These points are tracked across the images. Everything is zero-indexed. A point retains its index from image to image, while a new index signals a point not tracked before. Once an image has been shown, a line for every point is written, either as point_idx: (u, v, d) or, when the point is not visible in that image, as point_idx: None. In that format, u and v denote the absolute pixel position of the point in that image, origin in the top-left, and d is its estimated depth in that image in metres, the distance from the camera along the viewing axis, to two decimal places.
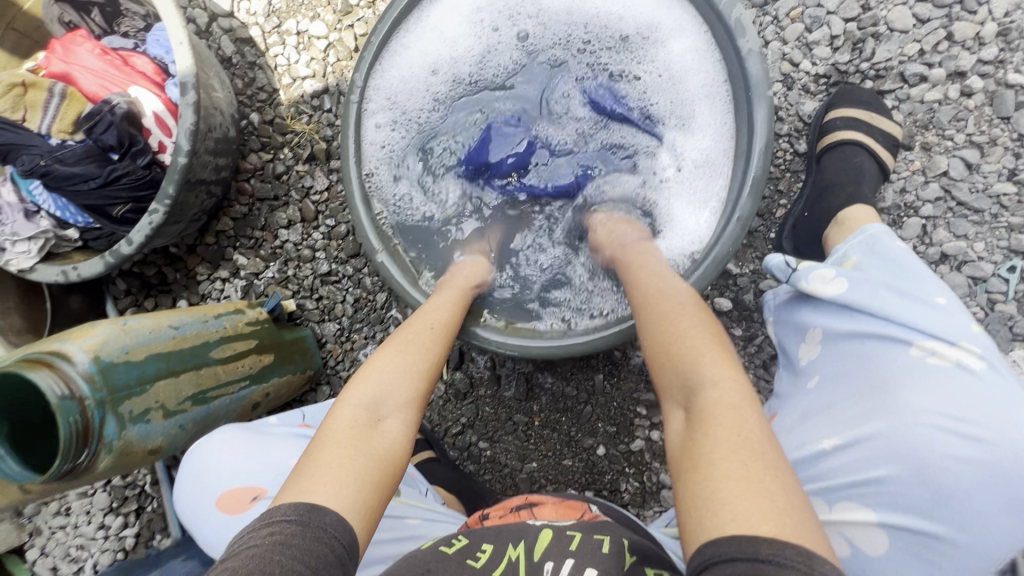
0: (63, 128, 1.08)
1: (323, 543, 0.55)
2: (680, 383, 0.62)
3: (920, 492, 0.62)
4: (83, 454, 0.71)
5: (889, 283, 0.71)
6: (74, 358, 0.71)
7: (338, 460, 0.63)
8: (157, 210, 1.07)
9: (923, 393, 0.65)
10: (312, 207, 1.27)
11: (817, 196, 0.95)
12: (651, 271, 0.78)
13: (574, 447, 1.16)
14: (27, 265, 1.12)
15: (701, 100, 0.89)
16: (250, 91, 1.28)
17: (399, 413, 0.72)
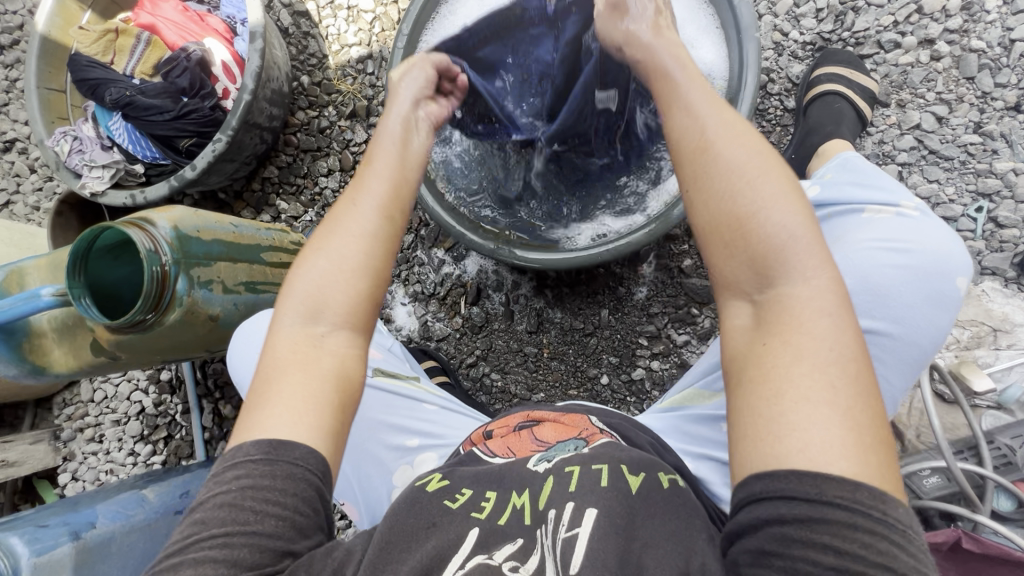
0: (144, 70, 1.26)
1: (297, 481, 0.57)
2: (753, 275, 0.56)
3: (866, 299, 0.74)
4: (159, 304, 0.82)
5: (854, 181, 0.82)
6: (158, 223, 0.84)
7: (299, 390, 0.61)
8: (220, 140, 1.21)
9: (867, 227, 0.77)
10: (351, 157, 1.42)
11: (803, 138, 1.07)
12: (724, 121, 0.62)
13: (579, 377, 1.25)
14: (100, 189, 1.27)
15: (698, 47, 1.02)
16: (303, 56, 1.45)
17: (340, 321, 0.66)
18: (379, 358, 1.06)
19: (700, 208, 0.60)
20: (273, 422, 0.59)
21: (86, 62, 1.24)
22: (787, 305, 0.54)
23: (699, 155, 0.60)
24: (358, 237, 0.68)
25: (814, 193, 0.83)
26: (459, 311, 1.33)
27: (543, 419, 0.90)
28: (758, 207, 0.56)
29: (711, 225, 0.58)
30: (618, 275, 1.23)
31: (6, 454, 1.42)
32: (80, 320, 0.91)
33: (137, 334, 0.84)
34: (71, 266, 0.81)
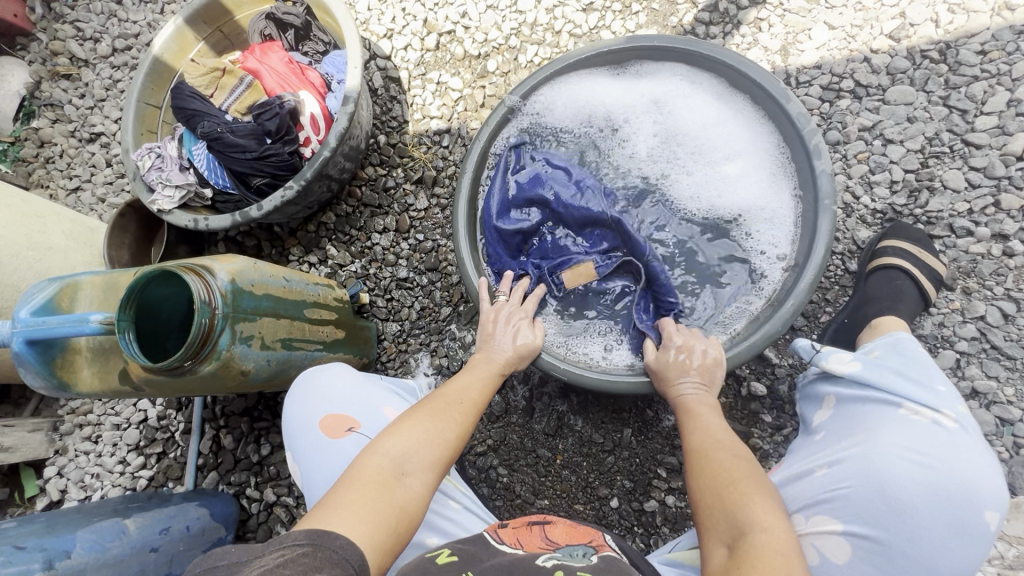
0: (239, 109, 1.34)
1: (336, 564, 0.58)
2: (725, 520, 0.72)
3: (881, 508, 0.73)
4: (197, 355, 0.82)
5: (899, 369, 0.80)
6: (217, 274, 0.86)
7: (368, 502, 0.70)
8: (291, 188, 1.26)
9: (895, 431, 0.76)
10: (408, 220, 1.45)
11: (857, 305, 1.06)
12: (721, 431, 0.86)
13: (588, 493, 1.20)
14: (167, 207, 1.32)
15: (771, 216, 1.06)
16: (385, 117, 1.51)
17: (423, 472, 0.79)
18: None
19: (694, 479, 0.80)
20: (339, 522, 0.66)
21: (188, 92, 1.32)
22: (755, 549, 0.66)
23: (701, 449, 0.83)
24: (448, 422, 0.87)
25: (854, 370, 0.83)
26: None
27: (558, 520, 0.91)
28: (732, 484, 0.75)
29: (706, 493, 0.76)
30: (648, 397, 1.20)
31: (3, 439, 1.41)
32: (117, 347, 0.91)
33: (169, 377, 0.84)
34: (125, 301, 0.83)
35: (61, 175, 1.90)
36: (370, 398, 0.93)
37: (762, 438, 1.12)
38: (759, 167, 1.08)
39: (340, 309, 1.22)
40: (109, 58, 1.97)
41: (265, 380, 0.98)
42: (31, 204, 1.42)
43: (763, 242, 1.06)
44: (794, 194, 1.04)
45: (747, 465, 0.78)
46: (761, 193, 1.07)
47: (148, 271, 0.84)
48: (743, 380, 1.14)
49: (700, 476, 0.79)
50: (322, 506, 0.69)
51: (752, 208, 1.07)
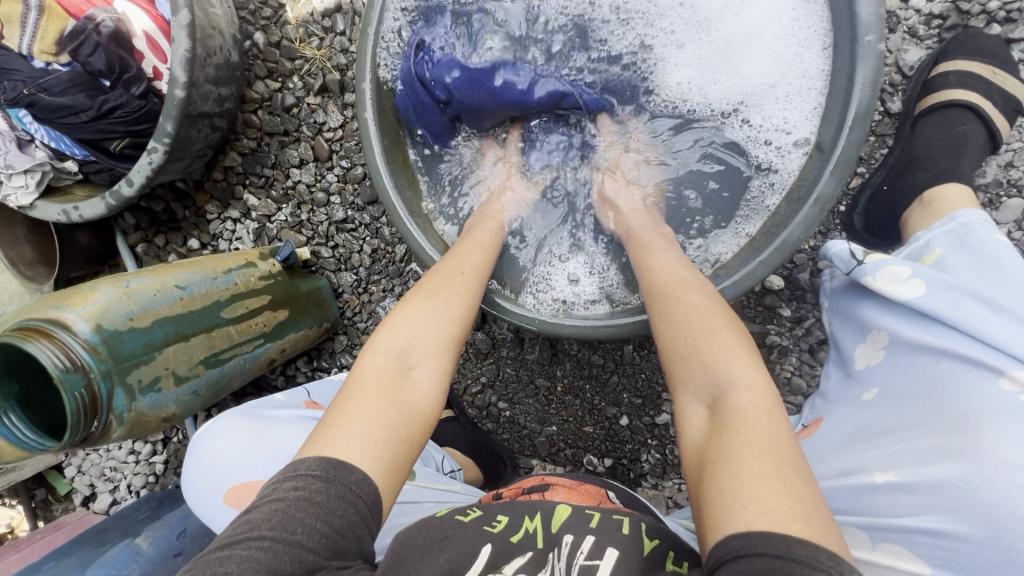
0: (45, 48, 0.96)
1: (348, 504, 0.53)
2: (705, 374, 0.60)
3: (995, 560, 0.51)
4: (93, 429, 0.68)
5: (979, 292, 0.62)
6: (74, 328, 0.66)
7: (369, 407, 0.61)
8: (156, 149, 0.97)
9: (1013, 441, 0.54)
10: (325, 145, 1.16)
11: (901, 168, 0.81)
12: (686, 274, 0.72)
13: (596, 415, 1.13)
14: (27, 201, 1.05)
15: (782, 91, 0.80)
16: (253, 6, 1.13)
17: (432, 358, 0.69)
18: None
19: (663, 329, 0.68)
20: (340, 442, 0.57)
21: None
22: (737, 409, 0.55)
23: (666, 292, 0.70)
24: (449, 305, 0.73)
25: (917, 294, 0.63)
26: None
27: (557, 484, 0.88)
28: (705, 337, 0.62)
29: (676, 343, 0.65)
30: None
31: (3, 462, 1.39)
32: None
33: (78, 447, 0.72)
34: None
35: None
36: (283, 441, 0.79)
37: (781, 334, 0.98)
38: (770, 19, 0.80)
39: (272, 284, 1.00)
40: None
41: (203, 404, 0.85)
42: None
43: (768, 130, 0.82)
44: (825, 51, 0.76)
45: (717, 308, 0.66)
46: (768, 60, 0.81)
47: None
48: None
49: (669, 330, 0.67)
50: (324, 420, 0.61)
51: (756, 83, 0.82)
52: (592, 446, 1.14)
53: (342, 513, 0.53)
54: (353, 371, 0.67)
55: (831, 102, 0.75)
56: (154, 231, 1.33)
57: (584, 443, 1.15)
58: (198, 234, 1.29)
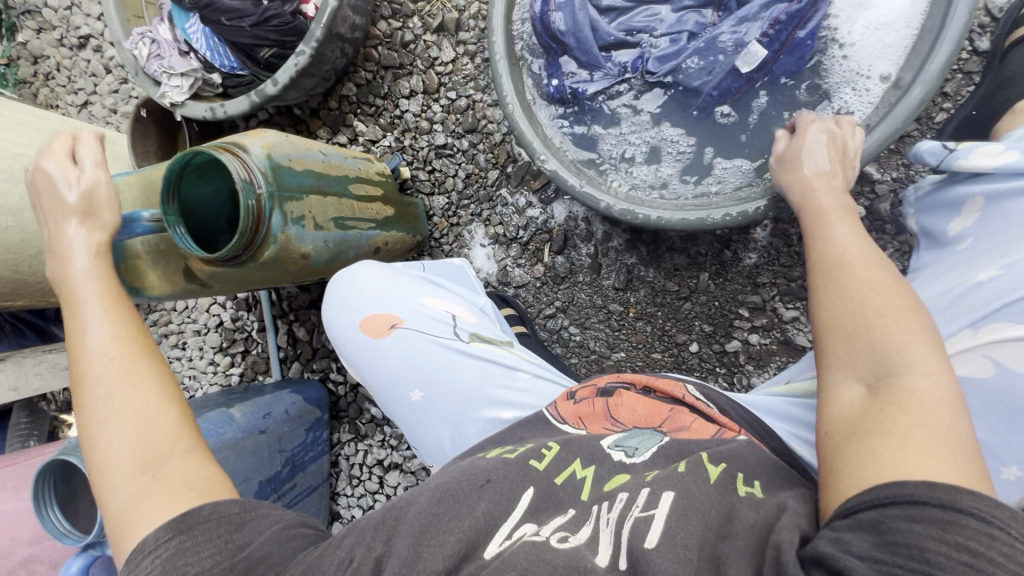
0: None
1: (212, 543, 0.51)
2: (875, 358, 0.56)
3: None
4: (255, 239, 0.78)
5: None
6: (251, 150, 0.79)
7: (138, 499, 0.54)
8: (303, 52, 1.10)
9: None
10: (436, 78, 1.29)
11: (992, 92, 0.87)
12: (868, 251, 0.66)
13: (666, 341, 1.18)
14: (179, 99, 1.21)
15: (879, 40, 0.86)
16: None
17: (134, 419, 0.59)
18: (474, 323, 0.89)
19: (828, 300, 0.63)
20: (110, 485, 0.56)
21: None
22: (909, 391, 0.52)
23: (838, 266, 0.64)
24: (132, 368, 0.63)
25: (1012, 161, 0.70)
26: (541, 260, 1.25)
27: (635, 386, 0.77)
28: (878, 312, 0.58)
29: (844, 317, 0.60)
30: (725, 237, 1.12)
31: None
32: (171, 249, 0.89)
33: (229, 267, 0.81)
34: (165, 195, 0.78)
35: (66, 91, 1.80)
36: (407, 292, 0.88)
37: None
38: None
39: (384, 183, 1.14)
40: None
41: (327, 263, 0.95)
42: (45, 121, 1.33)
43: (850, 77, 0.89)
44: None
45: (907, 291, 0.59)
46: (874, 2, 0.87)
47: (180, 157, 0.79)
48: None
49: (829, 293, 0.63)
50: (88, 464, 0.58)
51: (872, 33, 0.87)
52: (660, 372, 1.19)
53: (208, 536, 0.51)
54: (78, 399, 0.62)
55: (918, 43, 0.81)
56: None
57: (652, 369, 1.19)
58: None
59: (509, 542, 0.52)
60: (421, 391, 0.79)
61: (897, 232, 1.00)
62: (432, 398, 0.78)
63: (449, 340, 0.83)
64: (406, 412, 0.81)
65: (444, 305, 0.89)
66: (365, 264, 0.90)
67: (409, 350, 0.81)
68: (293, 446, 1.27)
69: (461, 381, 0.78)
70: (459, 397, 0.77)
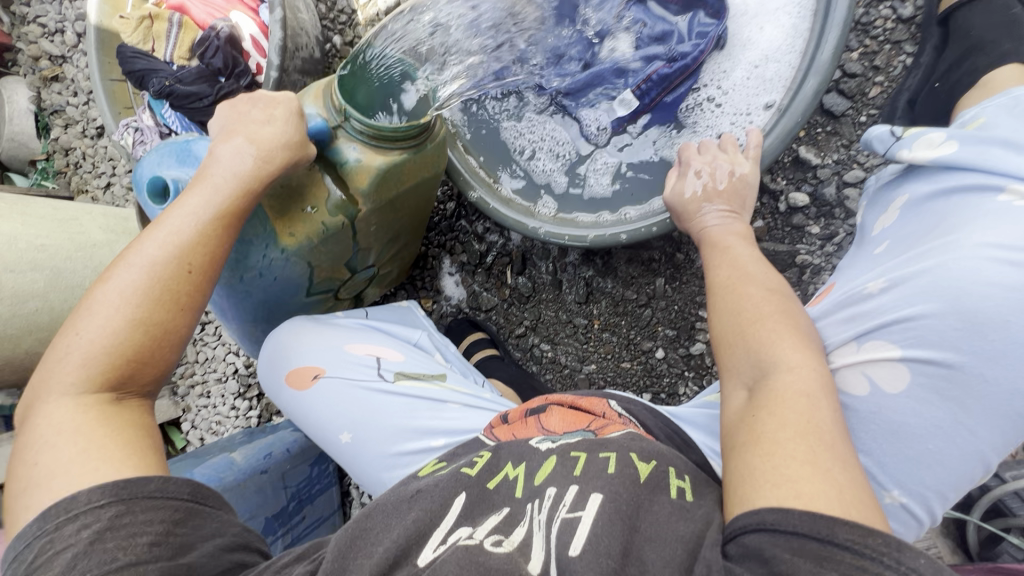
0: (182, 55, 1.25)
1: (159, 508, 0.54)
2: (750, 363, 0.61)
3: (956, 325, 0.58)
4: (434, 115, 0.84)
5: (1008, 141, 0.63)
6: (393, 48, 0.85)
7: (88, 439, 0.57)
8: None
9: (987, 225, 0.60)
10: None
11: (956, 64, 0.80)
12: (757, 260, 0.72)
13: (632, 349, 1.18)
14: None
15: (770, 43, 0.90)
16: (332, 14, 1.37)
17: (147, 340, 0.63)
18: (401, 361, 0.95)
19: (717, 316, 0.69)
20: (66, 384, 0.60)
21: (129, 52, 1.22)
22: (777, 392, 0.57)
23: (729, 285, 0.69)
24: (167, 293, 0.65)
25: (948, 152, 0.66)
26: (505, 282, 1.29)
27: (558, 404, 0.80)
28: (754, 318, 0.64)
29: (726, 331, 0.66)
30: (676, 240, 1.12)
31: None
32: (315, 177, 0.80)
33: (408, 154, 0.82)
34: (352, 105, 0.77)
35: (91, 176, 2.01)
36: (331, 341, 0.94)
37: (811, 253, 0.98)
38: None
39: None
40: (79, 46, 2.00)
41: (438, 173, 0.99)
42: (64, 211, 1.50)
43: (753, 77, 0.92)
44: (805, 17, 0.87)
45: (783, 303, 0.65)
46: (762, 22, 0.91)
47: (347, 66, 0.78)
48: (780, 194, 0.98)
49: (719, 312, 0.69)
50: (78, 318, 0.63)
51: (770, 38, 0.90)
52: (631, 382, 1.19)
53: (150, 518, 0.53)
54: (114, 267, 0.66)
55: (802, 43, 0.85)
56: None
57: (623, 379, 1.20)
58: None
59: (443, 547, 0.55)
60: (351, 433, 0.87)
61: (847, 215, 0.96)
62: (360, 440, 0.86)
63: (373, 383, 0.89)
64: (341, 452, 0.89)
65: (367, 350, 0.95)
66: (289, 324, 0.96)
67: (335, 397, 0.89)
68: (298, 481, 1.36)
69: (387, 417, 0.86)
70: (386, 432, 0.85)
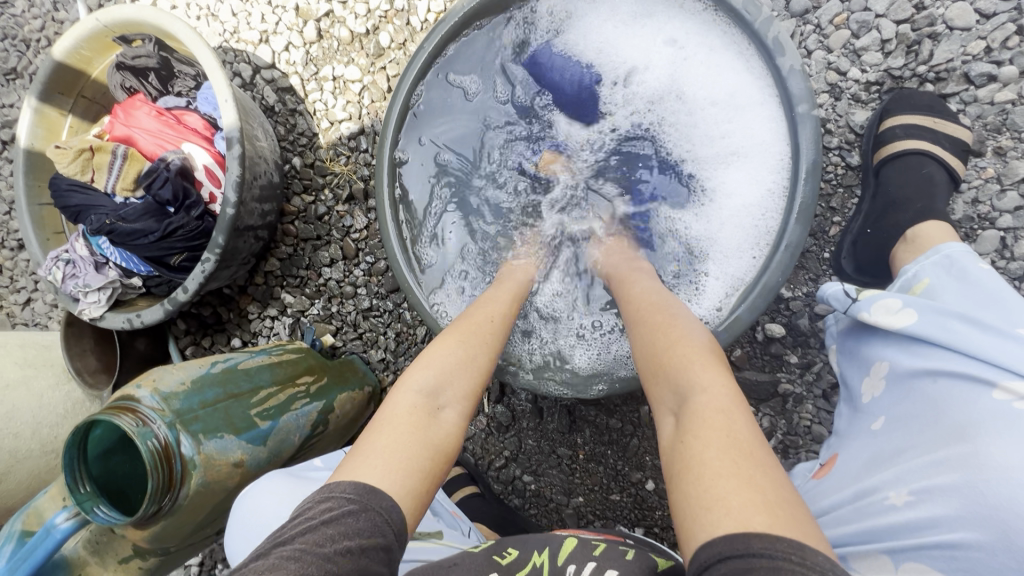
0: (125, 186, 1.15)
1: (377, 528, 0.55)
2: (670, 393, 0.61)
3: (1012, 566, 0.53)
4: (173, 477, 0.74)
5: (967, 312, 0.67)
6: (139, 396, 0.77)
7: (393, 443, 0.62)
8: (209, 259, 1.12)
9: (1013, 443, 0.57)
10: (353, 245, 1.31)
11: (879, 212, 0.89)
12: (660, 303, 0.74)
13: (621, 481, 1.12)
14: (98, 313, 1.21)
15: (742, 210, 0.89)
16: (292, 137, 1.34)
17: (458, 403, 0.69)
18: None
19: (640, 349, 0.70)
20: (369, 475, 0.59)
21: (65, 185, 1.15)
22: (696, 411, 0.56)
23: (644, 318, 0.73)
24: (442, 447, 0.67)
25: (911, 323, 0.70)
26: (482, 410, 1.22)
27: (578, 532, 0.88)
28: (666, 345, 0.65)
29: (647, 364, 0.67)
30: None
31: None
32: (116, 533, 0.83)
33: (166, 519, 0.77)
34: (74, 476, 0.74)
35: (8, 290, 1.81)
36: None
37: (792, 382, 0.99)
38: (749, 190, 0.88)
39: (311, 356, 1.09)
40: (3, 152, 1.83)
41: (267, 461, 0.88)
42: None
43: (725, 248, 0.90)
44: (771, 219, 0.85)
45: (694, 330, 0.67)
46: (739, 191, 0.89)
47: (69, 444, 0.73)
48: (757, 325, 0.99)
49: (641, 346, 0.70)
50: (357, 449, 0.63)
51: (743, 211, 0.89)
52: (621, 515, 1.13)
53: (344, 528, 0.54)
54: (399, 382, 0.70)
55: (768, 224, 0.85)
56: (201, 334, 1.46)
57: (613, 512, 1.13)
58: (241, 333, 1.42)
59: None
60: None
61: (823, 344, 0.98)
62: None
63: None
64: None
65: None
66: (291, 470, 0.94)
67: None
68: None
69: None
70: None
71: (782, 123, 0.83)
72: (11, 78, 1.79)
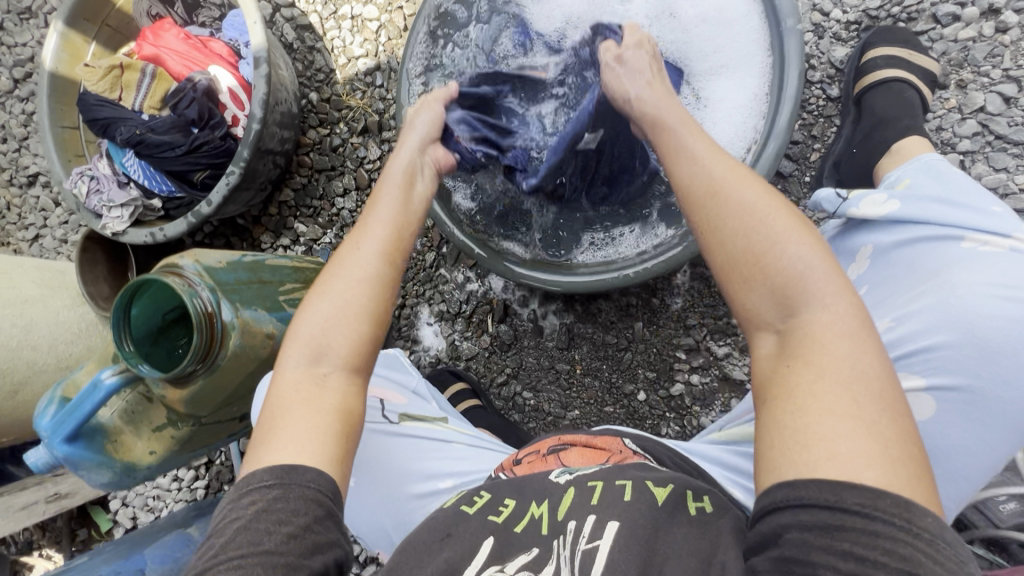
0: (152, 104, 1.23)
1: (311, 502, 0.54)
2: (773, 303, 0.54)
3: (972, 353, 0.69)
4: (214, 335, 0.81)
5: (942, 196, 0.76)
6: (182, 264, 0.84)
7: (295, 421, 0.59)
8: (234, 173, 1.18)
9: (976, 271, 0.71)
10: (366, 176, 1.38)
11: (869, 131, 0.97)
12: (730, 165, 0.61)
13: (615, 393, 1.21)
14: (121, 229, 1.26)
15: (730, 114, 0.96)
16: (310, 72, 1.41)
17: (348, 358, 0.63)
18: (403, 403, 0.93)
19: (715, 239, 0.58)
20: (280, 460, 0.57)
21: (93, 101, 1.20)
22: (812, 334, 0.51)
23: (709, 194, 0.59)
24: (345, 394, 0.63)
25: (893, 210, 0.77)
26: (486, 330, 1.30)
27: (573, 443, 0.81)
28: (768, 241, 0.55)
29: (734, 259, 0.56)
30: (651, 286, 1.19)
31: (60, 487, 1.42)
32: (153, 401, 0.89)
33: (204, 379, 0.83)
34: (119, 335, 0.81)
35: (16, 227, 1.85)
36: None
37: None
38: (735, 96, 0.96)
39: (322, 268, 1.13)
40: (14, 91, 1.86)
41: None
42: None
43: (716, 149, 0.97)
44: (757, 119, 0.93)
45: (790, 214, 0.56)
46: (728, 96, 0.97)
47: (118, 303, 0.80)
48: None
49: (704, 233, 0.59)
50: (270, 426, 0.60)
51: (731, 114, 0.96)
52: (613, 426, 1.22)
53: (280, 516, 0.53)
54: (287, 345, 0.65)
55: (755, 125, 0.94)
56: None
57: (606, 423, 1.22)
58: None
59: None
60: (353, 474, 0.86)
61: None
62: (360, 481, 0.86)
63: (378, 424, 0.87)
64: None
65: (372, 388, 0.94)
66: None
67: None
68: None
69: (393, 459, 0.85)
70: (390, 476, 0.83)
71: (765, 32, 0.92)
72: (26, 18, 1.83)
